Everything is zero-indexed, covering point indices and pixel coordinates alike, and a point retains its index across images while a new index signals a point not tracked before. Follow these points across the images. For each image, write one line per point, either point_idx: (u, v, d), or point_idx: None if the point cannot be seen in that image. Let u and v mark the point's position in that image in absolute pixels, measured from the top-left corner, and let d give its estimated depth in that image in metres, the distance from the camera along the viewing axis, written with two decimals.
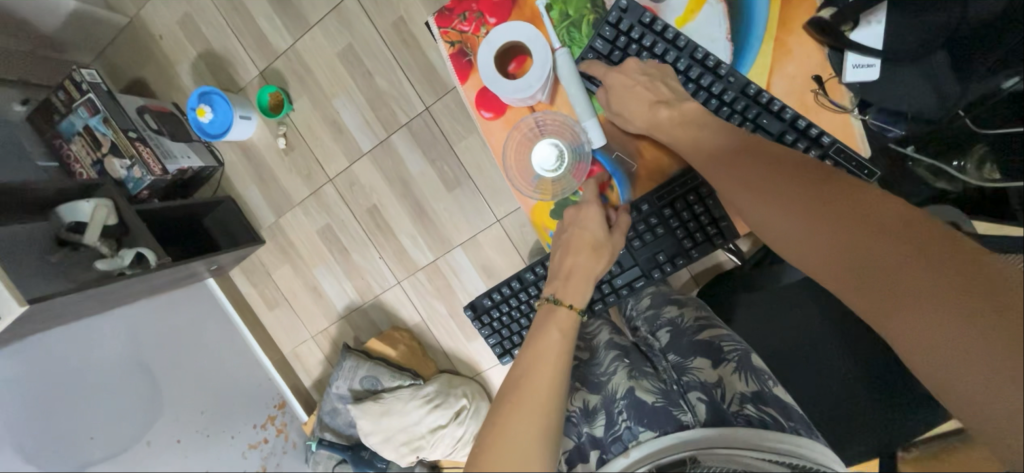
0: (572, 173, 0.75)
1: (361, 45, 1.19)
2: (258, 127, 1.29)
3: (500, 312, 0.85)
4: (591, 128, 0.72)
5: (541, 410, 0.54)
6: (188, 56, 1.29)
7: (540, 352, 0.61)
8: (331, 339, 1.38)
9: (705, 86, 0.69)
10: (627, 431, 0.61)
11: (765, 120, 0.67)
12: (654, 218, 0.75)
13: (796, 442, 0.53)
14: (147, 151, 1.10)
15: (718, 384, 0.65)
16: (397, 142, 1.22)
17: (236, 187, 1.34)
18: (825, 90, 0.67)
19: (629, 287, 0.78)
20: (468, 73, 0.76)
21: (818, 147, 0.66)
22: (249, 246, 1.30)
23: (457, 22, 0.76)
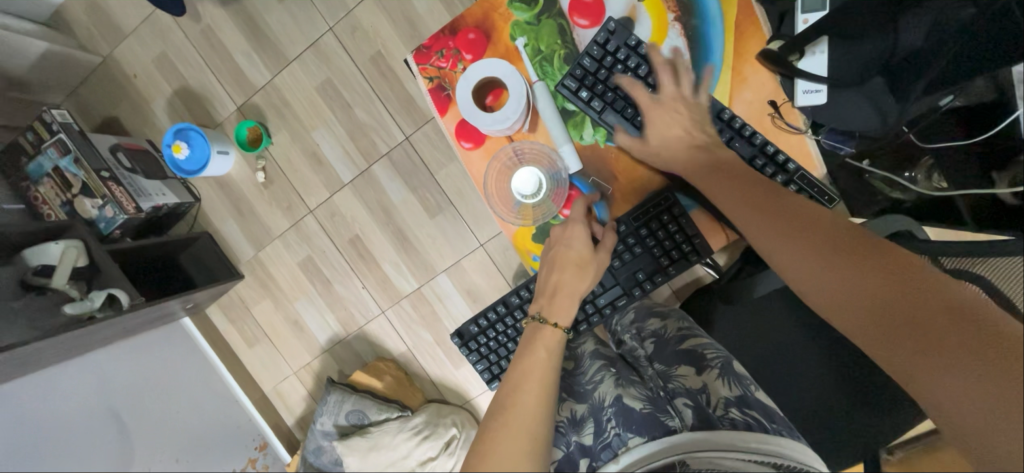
0: (551, 198, 0.78)
1: (340, 79, 1.21)
2: (236, 162, 1.29)
3: (487, 338, 0.85)
4: (567, 154, 0.76)
5: (528, 427, 0.55)
6: (164, 92, 1.29)
7: (525, 369, 0.61)
8: (314, 374, 1.34)
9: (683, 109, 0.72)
10: (615, 438, 0.63)
11: (737, 143, 0.71)
12: (631, 239, 0.77)
13: (771, 442, 0.55)
14: (119, 190, 1.08)
15: (703, 390, 0.67)
16: (378, 172, 1.23)
17: (213, 223, 1.32)
18: (781, 113, 0.72)
19: (612, 306, 0.79)
20: (448, 106, 0.78)
21: (784, 172, 0.70)
22: (227, 282, 1.26)
23: (435, 59, 0.79)
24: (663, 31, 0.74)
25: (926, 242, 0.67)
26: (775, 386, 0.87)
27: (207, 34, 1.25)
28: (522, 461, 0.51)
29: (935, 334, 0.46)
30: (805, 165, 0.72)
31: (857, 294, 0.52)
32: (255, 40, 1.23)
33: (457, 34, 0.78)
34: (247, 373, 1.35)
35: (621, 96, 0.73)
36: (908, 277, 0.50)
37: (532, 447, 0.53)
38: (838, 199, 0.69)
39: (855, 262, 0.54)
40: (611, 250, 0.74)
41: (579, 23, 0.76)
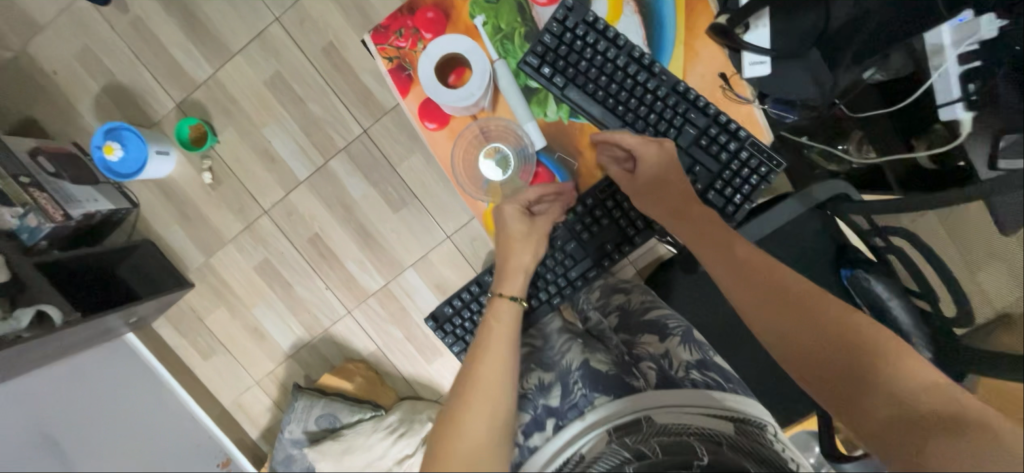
0: (518, 174, 0.79)
1: (290, 71, 1.16)
2: (178, 163, 1.20)
3: (462, 319, 0.84)
4: (531, 130, 0.77)
5: (493, 389, 0.59)
6: (90, 90, 1.18)
7: (490, 339, 0.66)
8: (278, 382, 1.28)
9: (642, 82, 0.74)
10: (582, 398, 0.65)
11: (692, 115, 0.74)
12: (599, 211, 0.79)
13: (731, 399, 0.62)
14: (45, 197, 0.99)
15: (665, 355, 0.71)
16: (336, 167, 1.19)
17: (155, 229, 1.23)
18: (730, 85, 0.76)
19: (583, 278, 0.81)
20: (409, 86, 0.77)
21: (737, 139, 0.74)
22: (174, 293, 1.18)
23: (393, 39, 0.77)
24: (618, 10, 0.77)
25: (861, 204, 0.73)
26: (737, 351, 0.92)
27: (138, 26, 1.16)
28: (489, 422, 0.57)
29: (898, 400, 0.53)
30: (754, 132, 0.77)
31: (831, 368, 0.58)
32: (193, 32, 1.15)
33: (415, 13, 0.77)
34: (203, 388, 1.27)
35: (582, 71, 0.74)
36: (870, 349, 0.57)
37: (494, 408, 0.58)
38: (784, 164, 0.73)
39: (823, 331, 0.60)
40: (550, 221, 0.77)
41: (537, 2, 0.77)
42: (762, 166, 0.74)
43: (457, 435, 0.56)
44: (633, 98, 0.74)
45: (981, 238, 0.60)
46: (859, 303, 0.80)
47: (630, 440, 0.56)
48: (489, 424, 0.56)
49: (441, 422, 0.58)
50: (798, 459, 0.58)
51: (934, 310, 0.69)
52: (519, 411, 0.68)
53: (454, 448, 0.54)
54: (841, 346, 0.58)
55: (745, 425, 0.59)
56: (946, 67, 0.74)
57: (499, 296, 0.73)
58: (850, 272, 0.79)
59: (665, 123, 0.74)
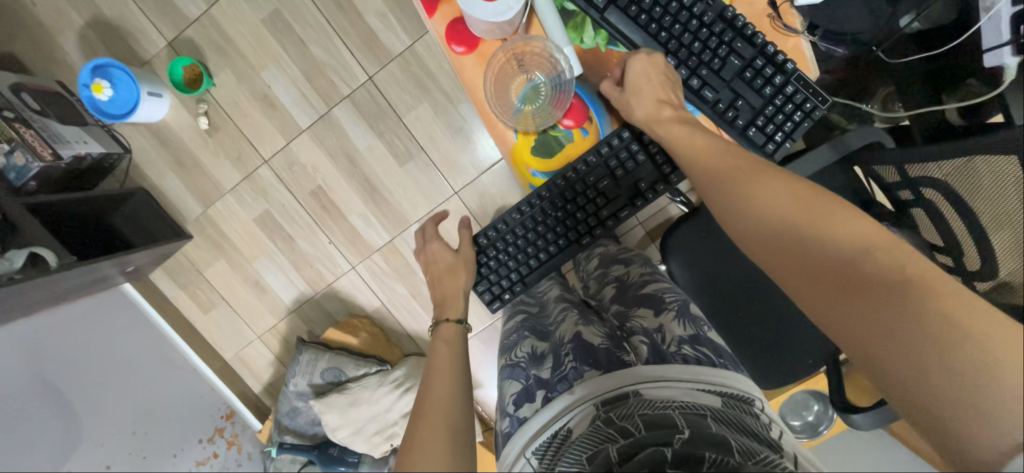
0: (551, 104, 0.67)
1: (290, 10, 1.09)
2: (172, 107, 1.14)
3: (488, 257, 0.77)
4: (570, 55, 0.62)
5: (451, 395, 0.51)
6: (72, 24, 1.10)
7: (434, 366, 0.57)
8: (281, 337, 1.27)
9: (686, 6, 0.62)
10: (572, 371, 0.63)
11: (738, 45, 0.62)
12: (636, 145, 0.69)
13: (728, 377, 0.59)
14: (31, 133, 0.93)
15: (659, 330, 0.68)
16: (340, 116, 1.14)
17: (150, 178, 1.18)
18: (779, 14, 0.64)
19: (615, 218, 0.72)
20: (437, 4, 0.63)
21: (782, 73, 0.63)
22: (174, 243, 1.14)
23: None
24: None
25: (894, 153, 0.69)
26: (751, 310, 0.92)
27: None
28: (448, 414, 0.49)
29: (840, 272, 0.47)
30: (800, 68, 0.65)
31: (784, 248, 0.51)
32: None
33: None
34: (204, 342, 1.27)
35: None
36: (824, 220, 0.49)
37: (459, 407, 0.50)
38: (832, 99, 0.62)
39: (780, 203, 0.53)
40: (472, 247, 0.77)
41: None
42: (807, 103, 0.63)
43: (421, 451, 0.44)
44: (678, 24, 0.63)
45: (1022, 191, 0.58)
46: None
47: (615, 413, 0.54)
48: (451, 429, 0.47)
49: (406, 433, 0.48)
50: (785, 433, 0.55)
51: (955, 265, 0.69)
52: (511, 380, 0.69)
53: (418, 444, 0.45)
54: (801, 235, 0.50)
55: (738, 403, 0.56)
56: (998, 8, 0.70)
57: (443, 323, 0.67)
58: None
59: (708, 53, 0.63)
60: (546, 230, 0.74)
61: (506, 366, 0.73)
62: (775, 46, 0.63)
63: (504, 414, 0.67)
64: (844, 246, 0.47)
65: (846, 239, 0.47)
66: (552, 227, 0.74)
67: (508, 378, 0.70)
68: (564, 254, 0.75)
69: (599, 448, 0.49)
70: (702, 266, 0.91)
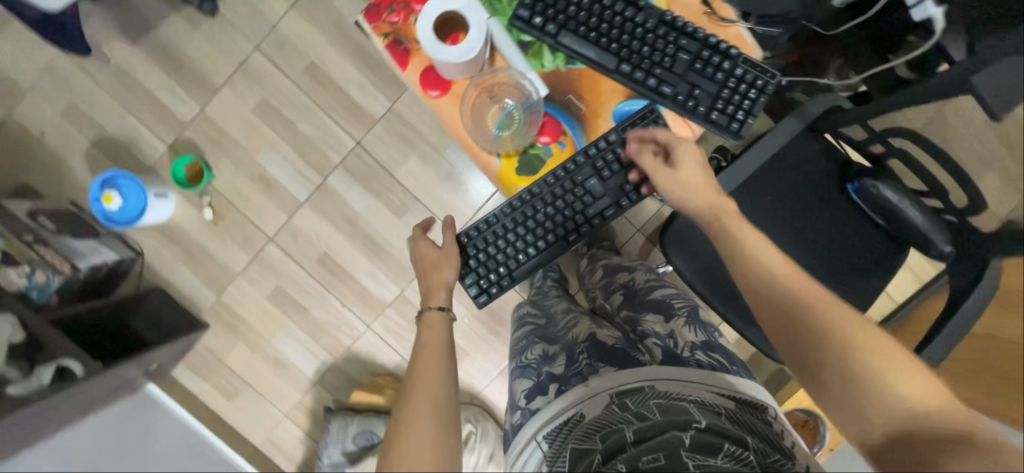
0: (526, 124, 0.71)
1: (277, 97, 1.18)
2: (177, 204, 1.20)
3: (480, 247, 0.74)
4: (534, 78, 0.67)
5: (440, 376, 0.53)
6: (80, 146, 1.18)
7: (425, 348, 0.57)
8: (307, 411, 1.26)
9: (629, 20, 0.67)
10: (587, 366, 0.66)
11: (682, 41, 0.67)
12: (619, 148, 0.70)
13: (736, 382, 0.62)
14: (50, 252, 0.98)
15: (671, 334, 0.71)
16: (335, 183, 1.20)
17: (164, 275, 1.22)
18: (714, 10, 0.69)
19: (601, 216, 0.73)
20: (409, 58, 0.68)
21: (729, 59, 0.67)
22: (191, 335, 1.16)
23: (386, 15, 0.68)
24: None
25: (855, 110, 0.72)
26: None
27: (120, 75, 1.17)
28: (438, 412, 0.49)
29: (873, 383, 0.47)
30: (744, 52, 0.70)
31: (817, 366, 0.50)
32: (175, 72, 1.17)
33: None
34: (231, 430, 1.26)
35: (572, 16, 0.67)
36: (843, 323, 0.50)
37: (449, 403, 0.51)
38: (780, 72, 0.66)
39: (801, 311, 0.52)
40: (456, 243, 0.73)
41: None
42: (758, 80, 0.67)
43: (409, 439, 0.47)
44: (626, 35, 0.67)
45: (987, 125, 0.65)
46: (874, 218, 0.79)
47: (631, 402, 0.58)
48: (438, 424, 0.48)
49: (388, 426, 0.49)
50: (798, 442, 0.57)
51: (945, 206, 0.73)
52: (522, 377, 0.70)
53: (408, 451, 0.46)
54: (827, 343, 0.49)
55: (748, 409, 0.59)
56: None
57: (427, 309, 0.64)
58: (855, 183, 0.77)
59: (658, 54, 0.67)
60: (534, 225, 0.73)
61: (516, 367, 0.74)
62: (716, 37, 0.68)
63: (514, 408, 0.68)
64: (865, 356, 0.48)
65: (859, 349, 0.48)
66: (541, 222, 0.73)
67: (519, 376, 0.72)
68: (551, 250, 0.74)
69: (615, 431, 0.54)
70: (706, 257, 0.92)
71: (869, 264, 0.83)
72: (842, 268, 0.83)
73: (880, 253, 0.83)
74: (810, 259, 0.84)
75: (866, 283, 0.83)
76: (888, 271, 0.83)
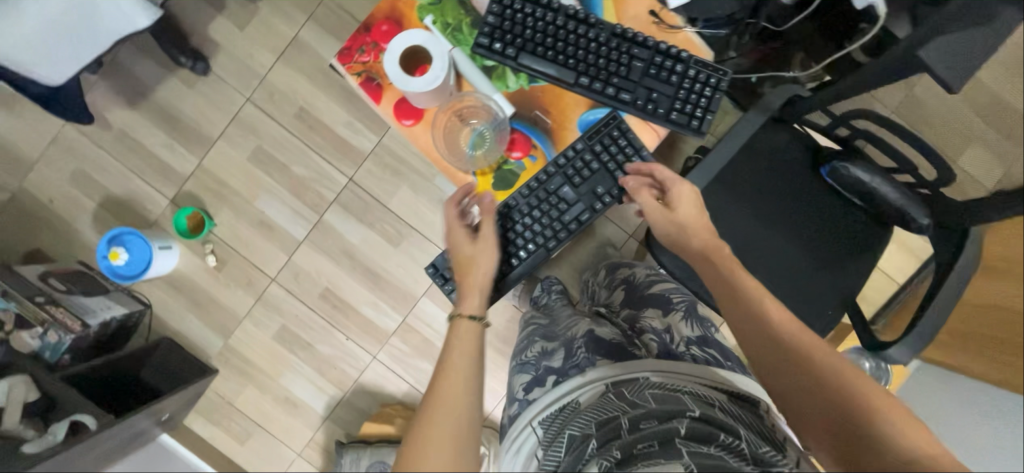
0: (496, 141, 0.75)
1: (271, 143, 1.23)
2: (182, 254, 1.24)
3: None
4: (499, 100, 0.72)
5: (459, 388, 0.52)
6: (87, 208, 1.24)
7: (445, 353, 0.56)
8: (321, 448, 1.26)
9: (582, 36, 0.71)
10: (584, 359, 0.67)
11: (634, 50, 0.71)
12: (588, 154, 0.73)
13: (730, 380, 0.62)
14: (62, 311, 1.01)
15: (667, 330, 0.73)
16: (331, 219, 1.24)
17: (172, 325, 1.25)
18: (662, 19, 0.72)
19: (578, 222, 0.75)
20: (381, 92, 0.72)
21: (681, 62, 0.71)
22: (201, 382, 1.17)
23: (357, 56, 0.73)
24: None
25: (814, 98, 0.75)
26: None
27: (122, 138, 1.23)
28: (456, 438, 0.49)
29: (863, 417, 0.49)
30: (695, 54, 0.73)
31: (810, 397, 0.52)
32: (173, 130, 1.23)
33: (372, 27, 0.72)
34: None
35: (529, 38, 0.70)
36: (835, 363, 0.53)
37: (470, 428, 0.50)
38: (730, 69, 0.70)
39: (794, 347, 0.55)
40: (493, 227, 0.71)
41: None
42: (710, 78, 0.71)
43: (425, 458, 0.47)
44: (582, 50, 0.71)
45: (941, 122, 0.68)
46: (851, 198, 0.81)
47: (628, 391, 0.59)
48: (452, 441, 0.48)
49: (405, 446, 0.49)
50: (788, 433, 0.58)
51: (917, 180, 0.75)
52: (520, 371, 0.72)
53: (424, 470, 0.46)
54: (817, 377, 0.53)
55: (741, 403, 0.59)
56: None
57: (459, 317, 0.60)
58: (828, 166, 0.79)
59: (614, 65, 0.71)
60: (514, 236, 0.74)
61: (516, 364, 0.75)
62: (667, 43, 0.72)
63: (513, 400, 0.69)
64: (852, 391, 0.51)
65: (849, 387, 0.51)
66: (521, 233, 0.74)
67: (518, 371, 0.73)
68: (533, 260, 0.75)
69: (612, 421, 0.54)
70: None
71: (853, 245, 0.84)
72: (827, 252, 0.85)
73: (864, 233, 0.84)
74: (795, 246, 0.85)
75: (853, 264, 0.84)
76: (873, 250, 0.84)
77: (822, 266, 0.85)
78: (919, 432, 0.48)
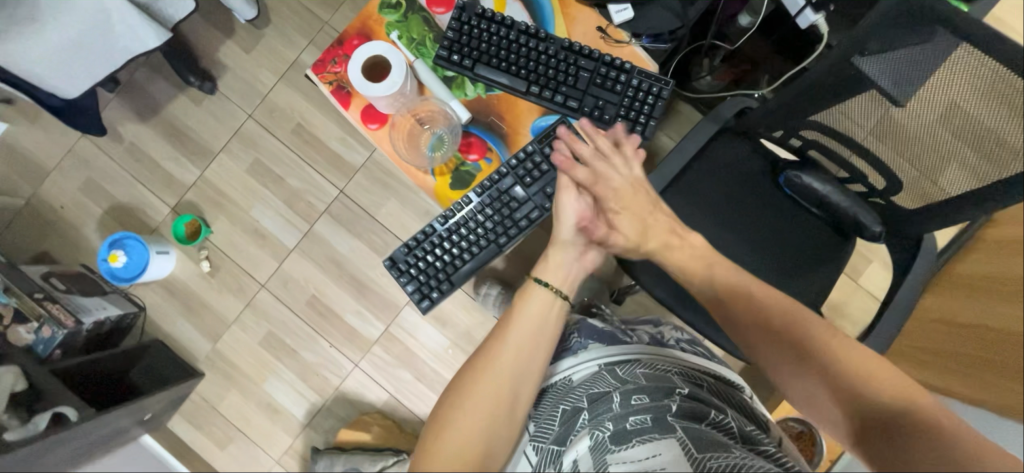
0: (453, 144, 0.81)
1: (268, 156, 1.30)
2: (178, 260, 1.30)
3: (434, 240, 0.80)
4: (456, 107, 0.79)
5: (513, 369, 0.61)
6: (93, 214, 1.31)
7: (510, 331, 0.64)
8: (299, 455, 1.26)
9: (534, 49, 0.76)
10: (576, 342, 0.74)
11: (581, 62, 0.76)
12: (540, 155, 0.77)
13: (716, 370, 0.72)
14: (57, 308, 1.06)
15: (657, 332, 0.81)
16: (321, 229, 1.29)
17: (163, 328, 1.29)
18: (609, 35, 0.79)
19: (529, 219, 0.78)
20: (350, 99, 0.79)
21: (625, 73, 0.76)
22: (187, 382, 1.21)
23: (330, 67, 0.79)
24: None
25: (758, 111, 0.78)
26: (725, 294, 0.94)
27: (132, 150, 1.32)
28: (494, 405, 0.59)
29: (882, 399, 0.55)
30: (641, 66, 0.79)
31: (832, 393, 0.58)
32: (179, 143, 1.32)
33: (344, 42, 0.79)
34: None
35: (484, 51, 0.76)
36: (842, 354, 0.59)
37: (511, 396, 0.60)
38: (670, 80, 0.75)
39: (812, 345, 0.60)
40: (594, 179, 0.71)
41: (437, 12, 0.79)
42: (653, 88, 0.76)
43: (462, 418, 0.58)
44: (533, 62, 0.76)
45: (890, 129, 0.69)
46: (809, 208, 0.83)
47: (620, 370, 0.67)
48: (492, 409, 0.59)
49: (444, 403, 0.60)
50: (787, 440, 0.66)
51: (868, 189, 0.78)
52: None
53: (460, 425, 0.58)
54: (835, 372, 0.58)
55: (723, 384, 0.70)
56: None
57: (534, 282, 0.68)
58: (782, 176, 0.82)
59: (563, 75, 0.76)
60: (466, 235, 0.79)
61: None
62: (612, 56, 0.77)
63: None
64: (865, 380, 0.57)
65: (862, 379, 0.57)
66: (474, 230, 0.79)
67: None
68: (484, 255, 0.80)
69: (604, 396, 0.62)
70: None
71: (815, 255, 0.86)
72: (792, 263, 0.87)
73: (825, 243, 0.86)
74: (759, 256, 0.87)
75: (814, 275, 0.86)
76: (836, 260, 0.86)
77: (784, 275, 0.86)
78: (939, 414, 0.52)
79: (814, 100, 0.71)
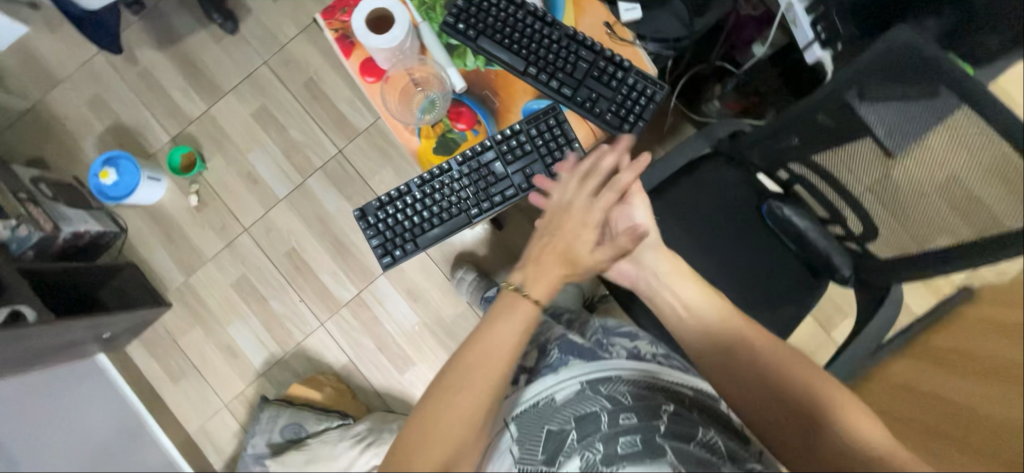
0: (444, 110, 0.80)
1: (275, 105, 1.32)
2: (168, 189, 1.31)
3: (406, 201, 0.81)
4: (451, 73, 0.78)
5: (476, 406, 0.53)
6: (95, 130, 1.32)
7: (474, 360, 0.55)
8: (247, 402, 1.26)
9: (538, 32, 0.77)
10: (557, 360, 0.66)
11: (581, 52, 0.77)
12: (523, 134, 0.78)
13: (692, 383, 0.67)
14: (38, 211, 1.07)
15: (637, 344, 0.70)
16: (312, 185, 1.30)
17: (141, 253, 1.30)
18: (616, 32, 0.79)
19: (503, 196, 0.80)
20: (352, 49, 0.80)
21: (622, 70, 0.77)
22: (150, 309, 1.22)
23: (339, 15, 0.80)
24: None
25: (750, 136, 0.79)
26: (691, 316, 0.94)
27: (144, 74, 1.33)
28: (455, 445, 0.52)
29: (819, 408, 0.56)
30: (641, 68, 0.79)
31: (772, 400, 0.60)
32: (191, 76, 1.33)
33: None
34: (170, 414, 1.27)
35: (491, 25, 0.78)
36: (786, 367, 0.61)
37: (473, 435, 0.53)
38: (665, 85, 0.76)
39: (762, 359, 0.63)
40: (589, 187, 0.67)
41: None
42: (648, 89, 0.77)
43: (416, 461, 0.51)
44: (535, 44, 0.77)
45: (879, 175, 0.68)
46: (787, 243, 0.84)
47: (603, 388, 0.62)
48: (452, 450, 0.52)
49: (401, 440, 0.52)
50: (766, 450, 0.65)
51: (845, 232, 0.78)
52: None
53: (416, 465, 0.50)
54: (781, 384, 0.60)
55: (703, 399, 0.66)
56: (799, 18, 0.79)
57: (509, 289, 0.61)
58: (765, 205, 0.83)
59: (562, 62, 0.77)
60: (439, 201, 0.80)
61: None
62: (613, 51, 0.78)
63: None
64: (802, 392, 0.58)
65: (801, 391, 0.58)
66: (446, 197, 0.80)
67: None
68: (453, 223, 0.81)
69: (592, 413, 0.60)
70: None
71: (784, 291, 0.86)
72: (760, 296, 0.87)
73: (798, 282, 0.86)
74: (729, 282, 0.87)
75: (780, 310, 0.86)
76: (804, 299, 0.85)
77: (751, 305, 0.86)
78: (874, 430, 0.53)
79: (803, 132, 0.73)
